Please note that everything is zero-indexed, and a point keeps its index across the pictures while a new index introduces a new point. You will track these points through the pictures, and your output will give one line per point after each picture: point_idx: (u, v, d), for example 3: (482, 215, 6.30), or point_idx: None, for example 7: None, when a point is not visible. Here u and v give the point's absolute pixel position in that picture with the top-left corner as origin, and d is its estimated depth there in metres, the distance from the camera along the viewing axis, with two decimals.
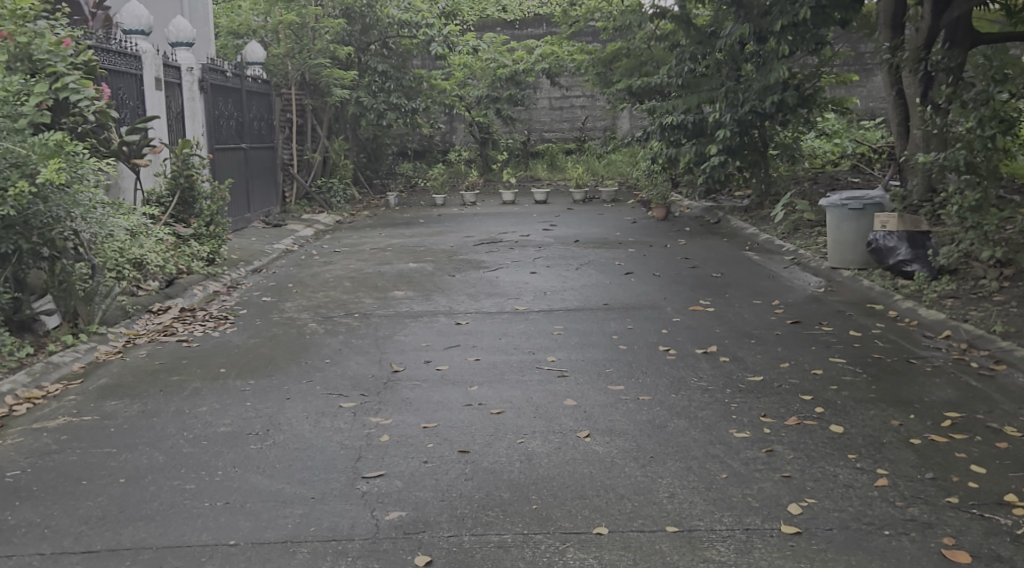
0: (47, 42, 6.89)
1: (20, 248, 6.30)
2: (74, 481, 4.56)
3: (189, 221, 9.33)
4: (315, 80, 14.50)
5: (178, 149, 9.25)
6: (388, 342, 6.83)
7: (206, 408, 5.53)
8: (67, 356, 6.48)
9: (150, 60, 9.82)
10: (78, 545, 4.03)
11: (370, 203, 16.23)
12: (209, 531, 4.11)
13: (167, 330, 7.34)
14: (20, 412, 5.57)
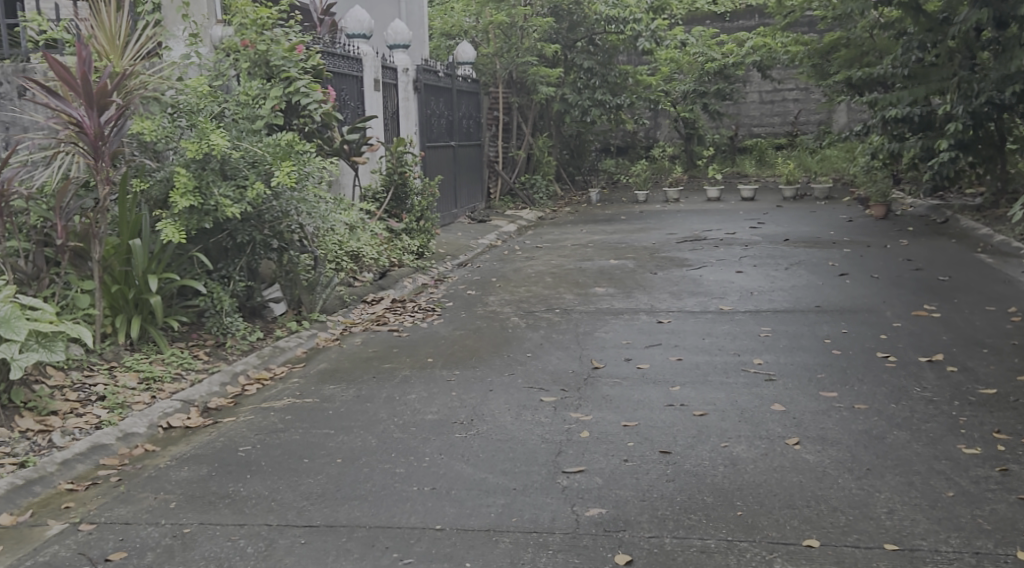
0: (283, 49, 7.31)
1: (253, 239, 6.77)
2: (297, 459, 4.87)
3: (402, 216, 9.77)
4: (523, 78, 14.80)
5: (393, 148, 9.56)
6: (589, 339, 6.88)
7: (415, 395, 5.77)
8: (292, 341, 6.92)
9: (370, 63, 10.32)
10: (300, 519, 4.27)
11: (572, 199, 16.39)
12: (417, 515, 4.28)
13: (380, 319, 7.70)
14: (251, 392, 5.99)
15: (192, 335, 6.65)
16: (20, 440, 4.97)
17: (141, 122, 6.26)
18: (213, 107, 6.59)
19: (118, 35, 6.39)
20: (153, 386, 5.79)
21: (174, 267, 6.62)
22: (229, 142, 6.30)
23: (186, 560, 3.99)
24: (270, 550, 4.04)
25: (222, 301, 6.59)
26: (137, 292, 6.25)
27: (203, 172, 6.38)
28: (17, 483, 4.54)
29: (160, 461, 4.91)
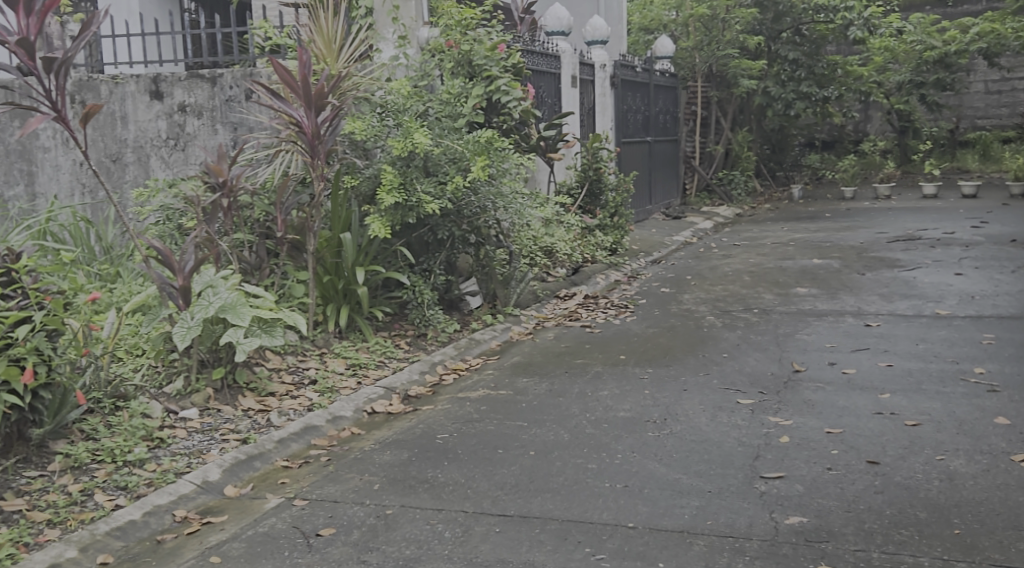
0: (485, 48, 7.46)
1: (453, 235, 6.94)
2: (492, 449, 4.99)
3: (596, 212, 9.74)
4: (723, 72, 14.48)
5: (590, 143, 9.48)
6: (790, 341, 6.69)
7: (607, 392, 5.79)
8: (487, 334, 7.10)
9: (568, 60, 10.41)
10: (495, 508, 4.35)
11: (773, 196, 15.97)
12: (611, 511, 4.28)
13: (573, 314, 7.77)
14: (448, 381, 6.19)
15: (394, 325, 6.93)
16: (242, 418, 5.33)
17: (353, 122, 6.57)
18: (418, 106, 6.84)
19: (335, 38, 6.76)
20: (359, 372, 6.09)
21: (380, 260, 6.90)
22: (431, 140, 6.51)
23: (389, 539, 4.11)
24: (468, 536, 4.12)
25: (422, 294, 6.83)
26: (346, 283, 6.58)
27: (408, 169, 6.62)
28: (239, 458, 4.88)
29: (365, 444, 5.16)
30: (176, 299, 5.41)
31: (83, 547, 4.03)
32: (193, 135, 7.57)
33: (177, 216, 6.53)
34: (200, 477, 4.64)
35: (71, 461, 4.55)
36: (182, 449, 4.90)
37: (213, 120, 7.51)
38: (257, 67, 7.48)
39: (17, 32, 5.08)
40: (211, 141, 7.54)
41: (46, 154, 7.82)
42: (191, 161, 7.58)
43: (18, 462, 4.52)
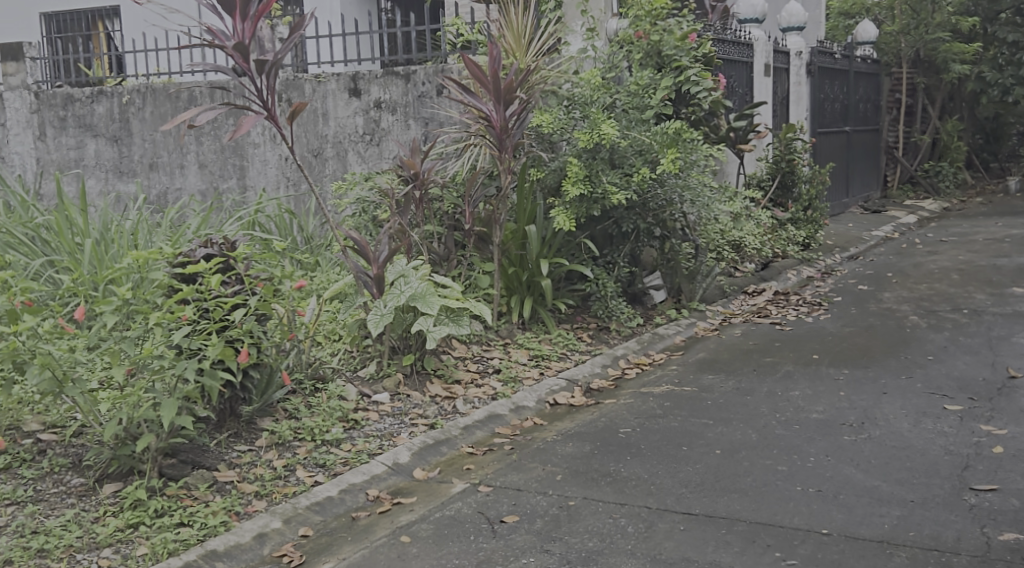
0: (675, 38, 7.18)
1: (638, 227, 6.83)
2: (676, 446, 4.90)
3: (788, 206, 9.41)
4: (931, 57, 13.70)
5: (782, 134, 9.28)
6: (1004, 344, 6.24)
7: (799, 392, 5.57)
8: (671, 329, 6.99)
9: (761, 48, 10.09)
10: (680, 506, 4.26)
11: (985, 189, 14.99)
12: (802, 516, 4.11)
13: (762, 311, 7.53)
14: (631, 375, 6.13)
15: (577, 318, 6.93)
16: (430, 404, 5.45)
17: (541, 115, 6.58)
18: (605, 98, 6.77)
19: (524, 33, 6.80)
20: (541, 363, 6.12)
21: (564, 252, 6.89)
22: (618, 132, 6.43)
23: (572, 530, 4.09)
24: (652, 532, 4.05)
25: (606, 287, 6.76)
26: (530, 275, 6.59)
27: (594, 161, 6.56)
28: (427, 443, 4.99)
29: (548, 435, 5.16)
30: (371, 287, 5.58)
31: (286, 519, 4.21)
32: (388, 131, 7.78)
33: (372, 208, 6.73)
34: (391, 459, 4.78)
35: (276, 438, 4.78)
36: (374, 431, 5.06)
37: (406, 117, 7.70)
38: (448, 63, 7.61)
39: (234, 36, 5.38)
40: (405, 136, 7.72)
41: (256, 150, 8.25)
42: (385, 155, 7.80)
43: (229, 437, 4.76)
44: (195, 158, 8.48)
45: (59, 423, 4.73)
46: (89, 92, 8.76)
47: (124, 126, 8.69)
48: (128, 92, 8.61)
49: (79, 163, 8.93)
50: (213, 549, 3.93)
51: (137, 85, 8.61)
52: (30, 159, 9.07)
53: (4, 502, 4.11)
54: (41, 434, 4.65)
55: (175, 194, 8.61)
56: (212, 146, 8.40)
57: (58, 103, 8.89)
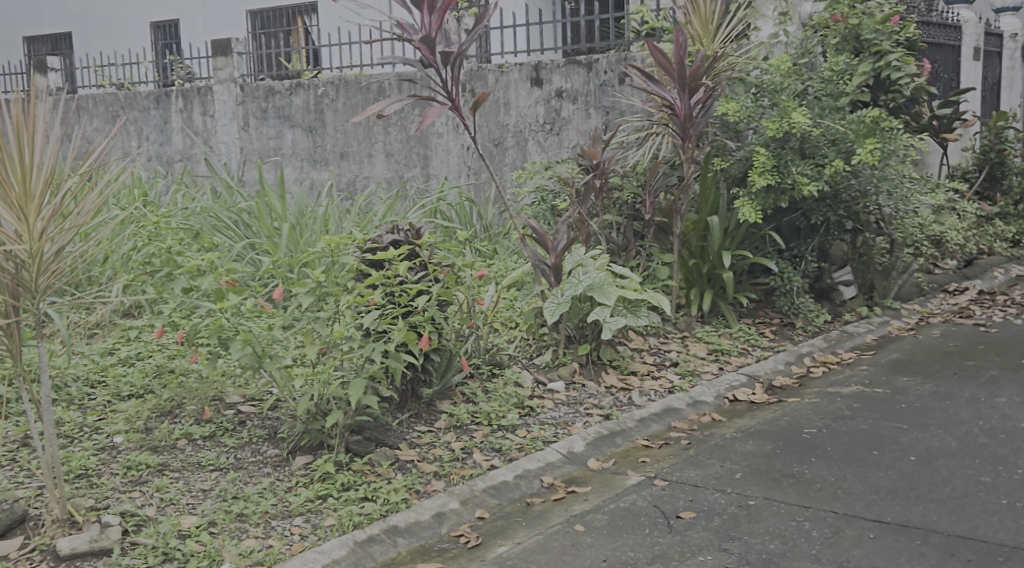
0: (875, 21, 6.80)
1: (828, 220, 6.59)
2: (866, 449, 4.66)
3: (996, 199, 8.87)
4: None
5: (992, 123, 8.60)
6: None
7: (1005, 399, 5.20)
8: (861, 327, 6.68)
9: (971, 30, 9.44)
10: (869, 513, 4.05)
11: None
12: (1006, 531, 3.83)
13: (963, 311, 7.08)
14: (817, 374, 5.89)
15: (759, 313, 6.73)
16: (606, 395, 5.41)
17: (727, 103, 6.37)
18: (796, 85, 6.46)
19: (712, 19, 6.60)
20: (721, 358, 5.97)
21: (747, 245, 6.69)
22: (811, 121, 6.17)
23: (752, 530, 3.96)
24: (838, 538, 3.87)
25: (792, 282, 6.57)
26: (711, 267, 6.47)
27: (783, 151, 6.32)
28: (602, 433, 4.96)
29: (727, 431, 5.03)
30: (549, 276, 5.58)
31: (463, 501, 4.28)
32: (568, 120, 7.75)
33: (551, 197, 6.72)
34: (566, 448, 4.78)
35: (454, 421, 4.87)
36: (550, 419, 5.07)
37: (587, 106, 7.65)
38: (632, 52, 7.51)
39: (422, 29, 5.48)
40: (586, 125, 7.67)
41: (440, 139, 8.38)
42: (565, 144, 7.78)
43: (410, 417, 4.88)
44: (383, 147, 8.74)
45: (256, 397, 4.98)
46: (287, 85, 9.17)
47: (319, 117, 9.06)
48: (323, 84, 8.97)
49: (278, 152, 9.39)
50: (395, 525, 4.03)
51: (331, 77, 8.94)
52: (234, 148, 9.60)
53: (208, 468, 4.35)
54: (240, 407, 4.90)
55: (363, 182, 8.91)
56: (398, 136, 8.63)
57: (260, 95, 9.36)
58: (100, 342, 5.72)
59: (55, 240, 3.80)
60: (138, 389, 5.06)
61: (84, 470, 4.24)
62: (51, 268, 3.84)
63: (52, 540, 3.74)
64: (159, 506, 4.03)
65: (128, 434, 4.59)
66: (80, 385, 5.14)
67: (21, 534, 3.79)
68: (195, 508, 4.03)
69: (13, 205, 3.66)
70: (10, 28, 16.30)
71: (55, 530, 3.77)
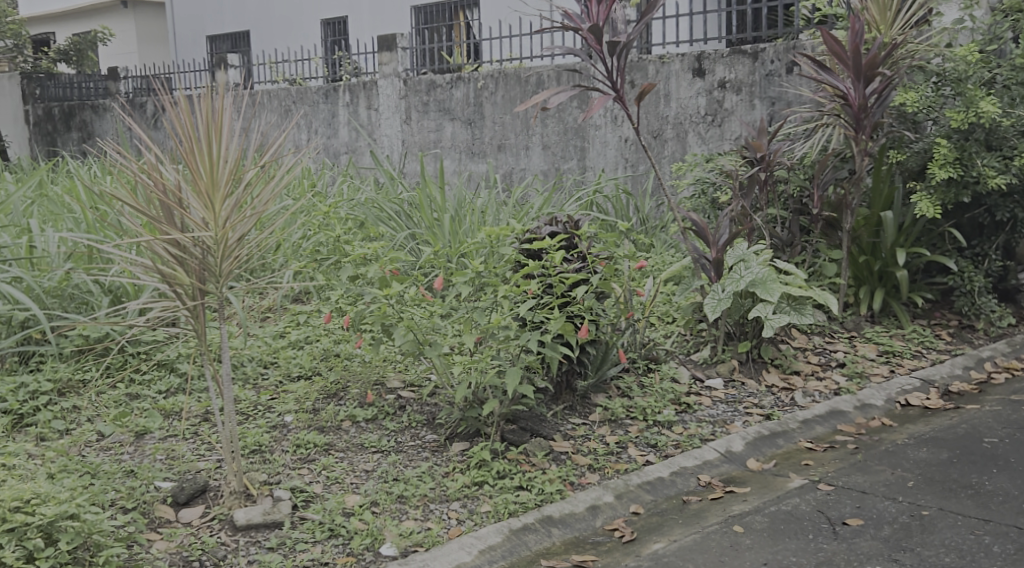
0: None
1: (1015, 217, 6.09)
2: None
3: None
4: None
5: None
6: None
7: None
8: None
9: None
10: None
11: None
12: None
13: None
14: (998, 380, 5.54)
15: (935, 314, 6.40)
16: (767, 394, 5.26)
17: (905, 93, 6.06)
18: (984, 72, 6.07)
19: (891, 5, 6.32)
20: (892, 360, 5.70)
21: (923, 242, 6.38)
22: (999, 110, 5.80)
23: (926, 542, 3.77)
24: (1022, 555, 3.64)
25: (973, 281, 6.14)
26: (883, 264, 6.21)
27: (966, 143, 5.96)
28: (763, 434, 4.82)
29: (898, 437, 4.80)
30: (709, 271, 5.46)
31: (618, 495, 4.24)
32: (731, 111, 7.57)
33: (711, 189, 6.55)
34: (725, 447, 4.67)
35: (609, 414, 4.83)
36: (707, 417, 4.96)
37: (752, 96, 7.46)
38: (801, 40, 7.27)
39: (589, 19, 5.47)
40: (750, 117, 7.48)
41: (598, 131, 8.36)
42: (727, 136, 7.60)
43: (565, 409, 4.86)
44: (540, 139, 8.75)
45: (416, 382, 5.09)
46: (449, 78, 9.32)
47: (479, 110, 9.17)
48: (483, 77, 9.07)
49: (439, 145, 9.56)
50: (550, 515, 4.04)
51: (491, 70, 9.04)
52: (397, 141, 9.83)
53: (371, 449, 4.47)
54: (401, 391, 5.01)
55: (520, 174, 8.96)
56: (556, 128, 8.63)
57: (423, 89, 9.55)
58: (272, 326, 5.97)
59: (237, 228, 4.01)
60: (307, 370, 5.27)
61: (258, 446, 4.44)
62: (234, 254, 4.06)
63: (229, 510, 3.91)
64: (325, 484, 4.16)
65: (298, 414, 4.77)
66: (254, 364, 5.38)
67: (203, 503, 3.97)
68: (358, 487, 4.15)
69: (202, 194, 3.88)
70: (196, 27, 17.21)
71: (232, 501, 3.94)
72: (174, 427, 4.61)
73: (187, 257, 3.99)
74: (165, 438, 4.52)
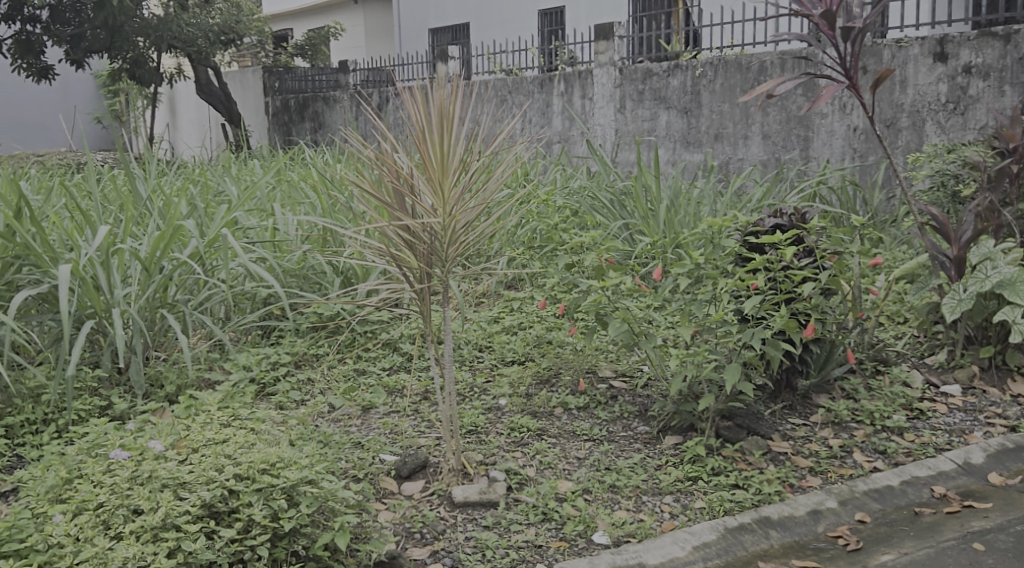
0: None
1: None
2: None
3: None
4: None
5: None
6: None
7: None
8: None
9: None
10: None
11: None
12: None
13: None
14: None
15: None
16: (1011, 404, 4.88)
17: None
18: None
19: None
20: None
21: None
22: None
23: None
24: None
25: None
26: None
27: None
28: (1006, 447, 4.47)
29: None
30: (949, 270, 5.12)
31: (843, 501, 4.04)
32: (976, 98, 7.08)
33: (952, 181, 6.11)
34: (962, 458, 4.37)
35: (832, 416, 4.61)
36: (943, 425, 4.66)
37: (1001, 82, 6.94)
38: None
39: (822, 4, 5.21)
40: (998, 104, 6.96)
41: (823, 120, 8.02)
42: (970, 125, 7.12)
43: (784, 408, 4.70)
44: (760, 128, 8.49)
45: (628, 372, 5.06)
46: (665, 66, 9.20)
47: (695, 98, 9.01)
48: (702, 65, 8.89)
49: (653, 134, 9.46)
50: (768, 516, 3.91)
51: (711, 57, 8.85)
52: (610, 130, 9.80)
53: (583, 437, 4.48)
54: (613, 381, 5.00)
55: (737, 164, 8.73)
56: (777, 117, 8.35)
57: (638, 77, 9.46)
58: (486, 311, 6.10)
59: (464, 215, 4.14)
60: (520, 355, 5.34)
61: (474, 427, 4.54)
62: (459, 240, 4.19)
63: (448, 487, 4.02)
64: (539, 468, 4.21)
65: (512, 397, 4.84)
66: (471, 347, 5.51)
67: (423, 478, 4.10)
68: (571, 474, 4.16)
69: (433, 180, 4.02)
70: (419, 20, 17.82)
71: (450, 478, 4.04)
72: (397, 404, 4.80)
73: (416, 242, 4.14)
74: (389, 413, 4.71)
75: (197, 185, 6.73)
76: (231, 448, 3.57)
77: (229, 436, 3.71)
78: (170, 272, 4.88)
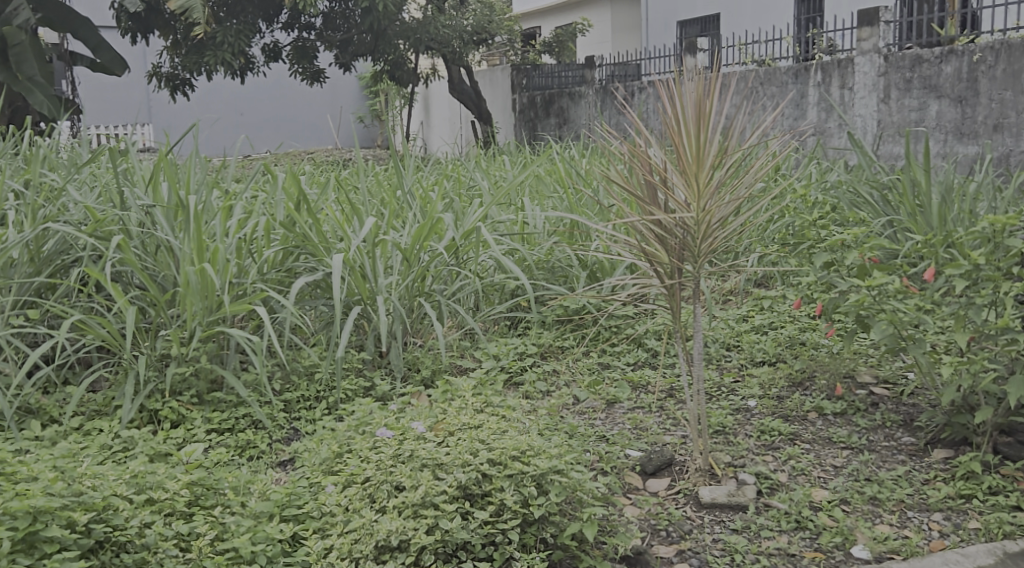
0: None
1: None
2: None
3: None
4: None
5: None
6: None
7: None
8: None
9: None
10: None
11: None
12: None
13: None
14: None
15: None
16: None
17: None
18: None
19: None
20: None
21: None
22: None
23: None
24: None
25: None
26: None
27: None
28: None
29: None
30: None
31: None
32: None
33: None
34: None
35: None
36: None
37: None
38: None
39: None
40: None
41: None
42: None
43: None
44: None
45: (891, 379, 4.75)
46: (938, 52, 8.59)
47: (972, 86, 8.40)
48: (981, 49, 8.27)
49: (921, 125, 8.86)
50: None
51: (992, 42, 8.22)
52: (871, 121, 9.28)
53: (840, 445, 4.25)
54: (874, 387, 4.72)
55: (1019, 158, 8.17)
56: None
57: (906, 65, 8.86)
58: (734, 309, 5.92)
59: (719, 209, 4.01)
60: (771, 356, 5.14)
61: (722, 427, 4.41)
62: (713, 236, 4.07)
63: (694, 486, 3.93)
64: (791, 474, 4.03)
65: (763, 399, 4.67)
66: (718, 346, 5.36)
67: (668, 476, 4.04)
68: (827, 483, 3.96)
69: (687, 174, 3.92)
70: (668, 14, 17.64)
71: (697, 478, 3.95)
72: (642, 400, 4.75)
73: (668, 236, 4.06)
74: (634, 409, 4.68)
75: (450, 179, 6.95)
76: (486, 434, 3.65)
77: (483, 422, 3.80)
78: (428, 263, 5.07)
